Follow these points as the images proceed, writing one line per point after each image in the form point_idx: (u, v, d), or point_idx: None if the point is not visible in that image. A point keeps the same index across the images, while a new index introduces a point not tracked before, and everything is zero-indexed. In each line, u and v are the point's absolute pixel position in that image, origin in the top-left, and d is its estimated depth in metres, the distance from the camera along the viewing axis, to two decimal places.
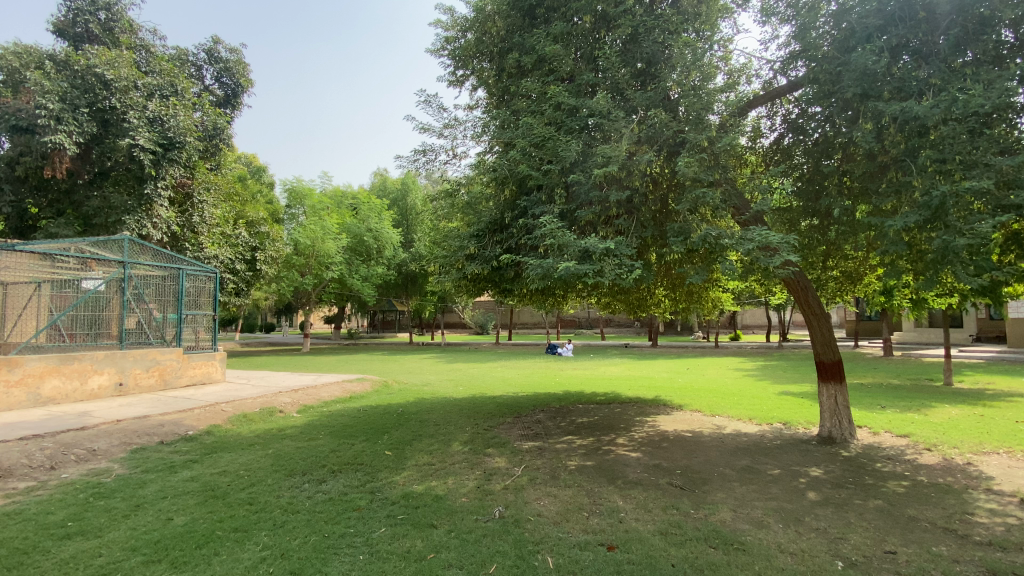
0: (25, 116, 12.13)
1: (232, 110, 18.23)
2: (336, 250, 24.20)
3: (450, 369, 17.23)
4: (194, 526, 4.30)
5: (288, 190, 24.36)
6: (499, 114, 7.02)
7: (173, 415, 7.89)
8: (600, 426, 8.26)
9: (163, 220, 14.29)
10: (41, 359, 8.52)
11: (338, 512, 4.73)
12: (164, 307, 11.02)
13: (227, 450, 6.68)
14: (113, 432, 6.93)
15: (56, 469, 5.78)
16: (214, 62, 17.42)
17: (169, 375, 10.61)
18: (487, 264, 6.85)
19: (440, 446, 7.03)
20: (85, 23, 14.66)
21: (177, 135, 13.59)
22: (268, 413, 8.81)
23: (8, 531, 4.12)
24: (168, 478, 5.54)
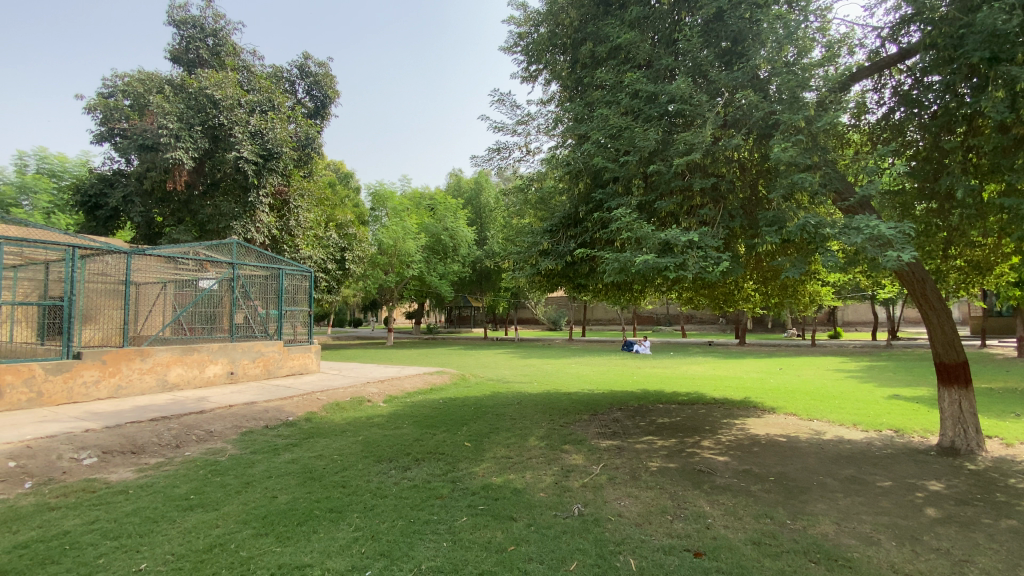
0: (151, 137, 13.78)
1: (322, 120, 19.57)
2: (415, 248, 25.26)
3: (526, 364, 17.38)
4: (295, 505, 4.65)
5: (372, 193, 25.75)
6: (572, 107, 6.93)
7: (275, 402, 8.64)
8: (684, 428, 7.91)
9: (264, 225, 15.69)
10: (167, 349, 9.66)
11: (423, 499, 4.91)
12: (267, 303, 12.05)
13: (322, 436, 7.19)
14: (226, 416, 7.70)
15: (180, 448, 6.53)
16: (305, 77, 18.79)
17: (272, 365, 11.61)
18: (562, 259, 6.76)
19: (518, 440, 7.08)
20: (196, 50, 16.40)
21: (275, 146, 14.86)
22: (358, 403, 9.36)
23: (143, 501, 4.71)
24: (272, 460, 6.06)
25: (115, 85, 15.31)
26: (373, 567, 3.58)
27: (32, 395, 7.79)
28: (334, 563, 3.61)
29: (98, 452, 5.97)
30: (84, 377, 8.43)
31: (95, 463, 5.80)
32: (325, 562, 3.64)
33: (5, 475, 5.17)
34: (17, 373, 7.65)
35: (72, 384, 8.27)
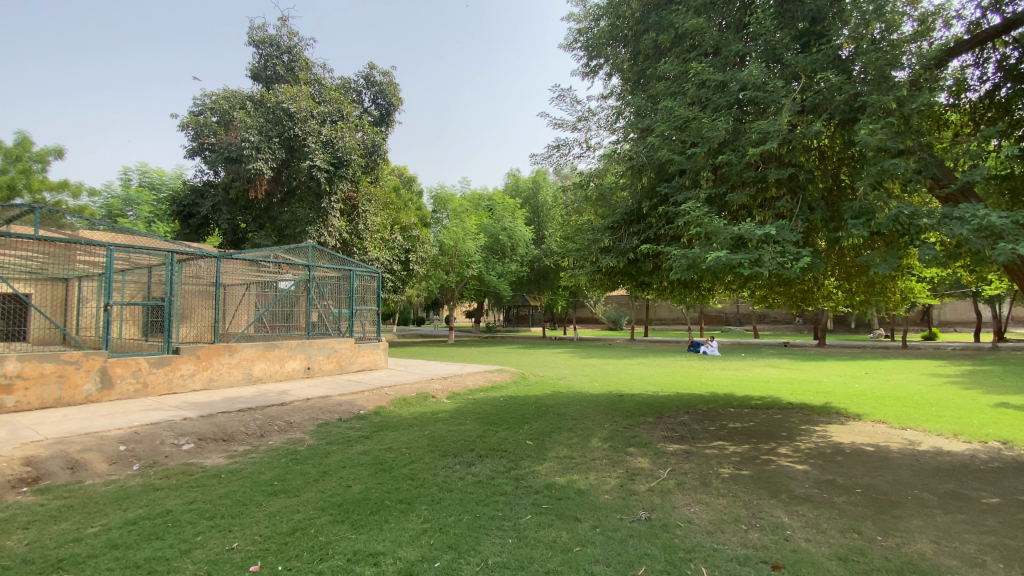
0: (236, 150, 14.92)
1: (386, 127, 20.39)
2: (475, 249, 25.71)
3: (587, 364, 17.19)
4: (368, 495, 4.87)
5: (433, 196, 26.49)
6: (634, 100, 6.78)
7: (347, 396, 9.08)
8: (758, 433, 7.51)
9: (335, 229, 16.59)
10: (252, 346, 10.42)
11: (488, 495, 4.98)
12: (340, 303, 12.69)
13: (391, 430, 7.47)
14: (304, 408, 8.20)
15: (264, 437, 7.03)
16: (370, 86, 19.65)
17: (344, 361, 12.24)
18: (624, 256, 6.61)
19: (581, 441, 7.01)
20: (274, 67, 17.58)
21: (344, 154, 15.68)
22: (423, 399, 9.65)
23: (234, 485, 5.11)
24: (346, 451, 6.38)
25: (204, 103, 16.71)
26: (442, 559, 3.68)
27: (139, 385, 8.67)
28: (405, 553, 3.73)
29: (194, 439, 6.55)
30: (181, 370, 9.27)
31: (191, 448, 6.36)
32: (397, 551, 3.77)
33: (118, 457, 5.79)
34: (126, 366, 8.54)
35: (172, 376, 9.13)
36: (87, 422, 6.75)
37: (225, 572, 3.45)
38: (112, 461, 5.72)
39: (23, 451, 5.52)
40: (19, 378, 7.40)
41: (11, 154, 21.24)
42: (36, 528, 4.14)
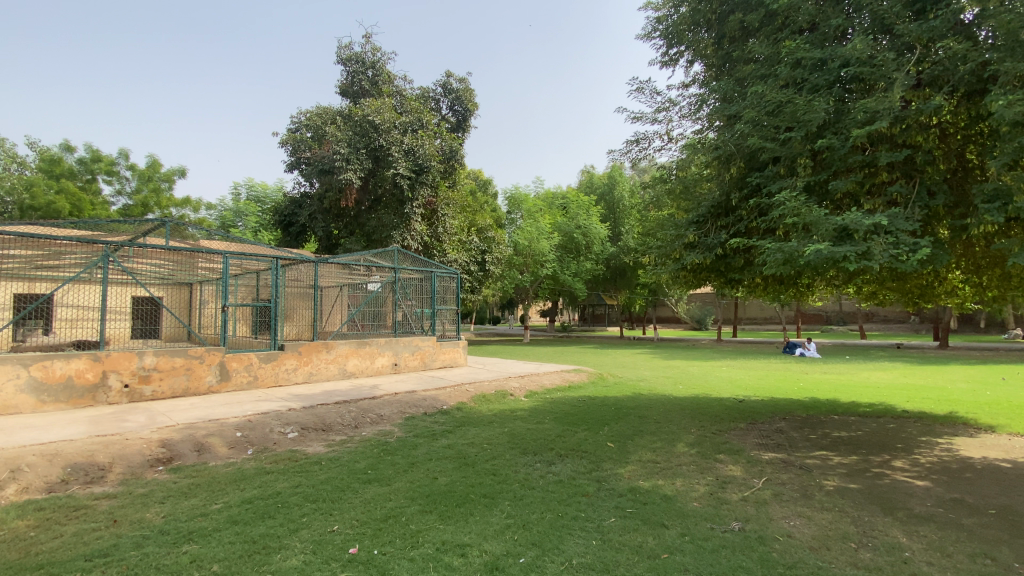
0: (328, 162, 16.10)
1: (463, 133, 21.02)
2: (550, 248, 25.72)
3: (669, 365, 16.56)
4: (454, 487, 5.05)
5: (508, 197, 26.82)
6: (720, 86, 6.45)
7: (432, 392, 9.46)
8: (867, 443, 6.83)
9: (417, 233, 17.40)
10: (346, 343, 11.18)
11: (570, 495, 4.95)
12: (423, 303, 13.24)
13: (473, 426, 7.69)
14: (392, 402, 8.65)
15: (358, 428, 7.52)
16: (447, 94, 20.36)
17: (428, 358, 12.78)
18: (711, 252, 6.28)
19: (665, 445, 6.77)
20: (360, 82, 18.74)
21: (425, 161, 16.40)
22: (503, 396, 9.83)
23: (333, 472, 5.52)
24: (431, 444, 6.66)
25: (300, 121, 18.18)
26: (526, 555, 3.72)
27: (251, 378, 9.62)
28: (490, 547, 3.82)
29: (298, 428, 7.15)
30: (286, 365, 10.16)
31: (296, 437, 6.95)
32: (482, 544, 3.87)
33: (235, 442, 6.46)
34: (240, 360, 9.51)
35: (278, 370, 10.03)
36: (210, 410, 7.60)
37: (327, 551, 3.73)
38: (230, 446, 6.40)
39: (160, 434, 6.33)
40: (155, 370, 8.50)
41: (145, 176, 24.47)
42: (172, 502, 4.74)
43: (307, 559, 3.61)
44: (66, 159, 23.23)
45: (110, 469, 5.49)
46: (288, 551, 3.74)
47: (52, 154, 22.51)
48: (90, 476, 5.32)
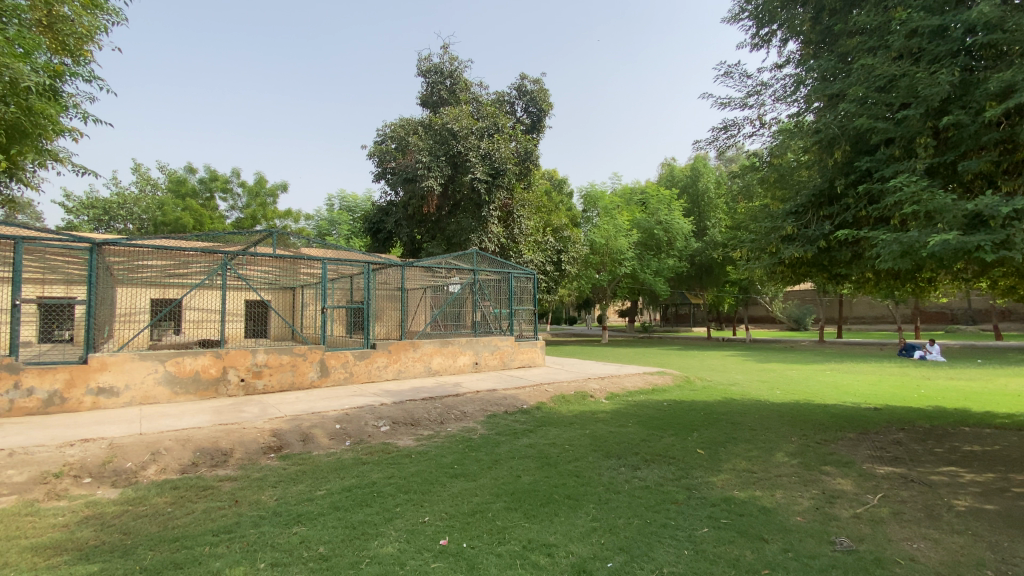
0: (411, 171, 16.89)
1: (538, 134, 21.12)
2: (628, 246, 25.03)
3: (763, 368, 15.47)
4: (537, 486, 5.08)
5: (584, 195, 26.47)
6: (820, 64, 5.92)
7: (512, 391, 9.58)
8: (1008, 460, 5.93)
9: (494, 235, 17.73)
10: (431, 342, 11.65)
11: (658, 502, 4.79)
12: (501, 304, 13.46)
13: (554, 426, 7.68)
14: (475, 400, 8.88)
15: (444, 424, 7.81)
16: (522, 96, 20.57)
17: (507, 358, 12.98)
18: (813, 244, 5.77)
19: (761, 454, 6.34)
20: (438, 91, 19.48)
21: (501, 164, 16.71)
22: (583, 398, 9.73)
23: (422, 466, 5.77)
24: (514, 442, 6.74)
25: (385, 133, 19.21)
26: (614, 559, 3.64)
27: (347, 374, 10.34)
28: (577, 548, 3.79)
29: (389, 422, 7.57)
30: (377, 362, 10.80)
31: (387, 430, 7.36)
32: (569, 545, 3.85)
33: (334, 433, 6.97)
34: (338, 358, 10.25)
35: (370, 367, 10.69)
36: (312, 404, 8.28)
37: (420, 541, 3.90)
38: (330, 437, 6.91)
39: (272, 425, 6.99)
40: (266, 366, 9.40)
41: (254, 192, 27.15)
42: (282, 487, 5.21)
43: (402, 547, 3.80)
44: (190, 180, 26.40)
45: (231, 454, 6.15)
46: (384, 538, 3.96)
47: (179, 176, 25.68)
48: (215, 460, 6.00)
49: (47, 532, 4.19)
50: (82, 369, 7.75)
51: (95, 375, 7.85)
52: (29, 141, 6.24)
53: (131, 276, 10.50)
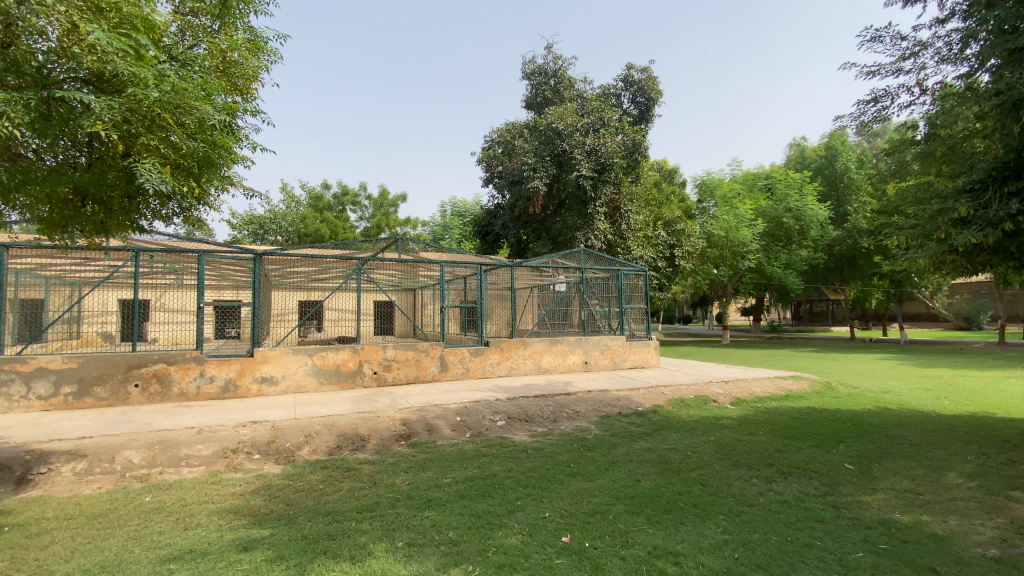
0: (517, 173, 17.24)
1: (647, 124, 20.34)
2: (752, 237, 23.02)
3: (922, 374, 13.29)
4: (660, 492, 4.88)
5: (698, 185, 24.88)
6: (998, 11, 4.96)
7: (626, 392, 9.34)
8: None
9: (601, 232, 17.53)
10: (541, 341, 11.81)
11: (799, 519, 4.33)
12: (610, 302, 13.20)
13: (674, 430, 7.33)
14: (588, 399, 8.80)
15: (557, 421, 7.86)
16: (629, 87, 19.95)
17: (618, 358, 12.69)
18: (996, 228, 4.81)
19: (928, 473, 5.44)
20: (543, 92, 19.65)
21: (608, 159, 16.42)
22: (703, 402, 9.16)
23: (539, 462, 5.86)
24: (631, 445, 6.57)
25: (492, 138, 19.83)
26: None
27: (464, 370, 10.88)
28: (708, 560, 3.58)
29: (505, 417, 7.80)
30: (490, 359, 11.21)
31: (504, 425, 7.59)
32: (698, 556, 3.64)
33: (455, 425, 7.37)
34: (455, 354, 10.82)
35: (484, 363, 11.12)
36: (435, 397, 8.83)
37: (542, 536, 3.96)
38: (452, 428, 7.32)
39: (401, 415, 7.59)
40: (394, 361, 10.22)
41: (378, 203, 29.69)
42: (413, 472, 5.63)
43: (525, 540, 3.89)
44: (326, 195, 29.65)
45: (368, 439, 6.80)
46: (508, 530, 4.09)
47: (317, 192, 28.95)
48: (354, 444, 6.67)
49: (229, 498, 4.97)
50: (248, 361, 9.09)
51: (258, 366, 9.14)
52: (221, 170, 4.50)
53: (283, 281, 12.04)
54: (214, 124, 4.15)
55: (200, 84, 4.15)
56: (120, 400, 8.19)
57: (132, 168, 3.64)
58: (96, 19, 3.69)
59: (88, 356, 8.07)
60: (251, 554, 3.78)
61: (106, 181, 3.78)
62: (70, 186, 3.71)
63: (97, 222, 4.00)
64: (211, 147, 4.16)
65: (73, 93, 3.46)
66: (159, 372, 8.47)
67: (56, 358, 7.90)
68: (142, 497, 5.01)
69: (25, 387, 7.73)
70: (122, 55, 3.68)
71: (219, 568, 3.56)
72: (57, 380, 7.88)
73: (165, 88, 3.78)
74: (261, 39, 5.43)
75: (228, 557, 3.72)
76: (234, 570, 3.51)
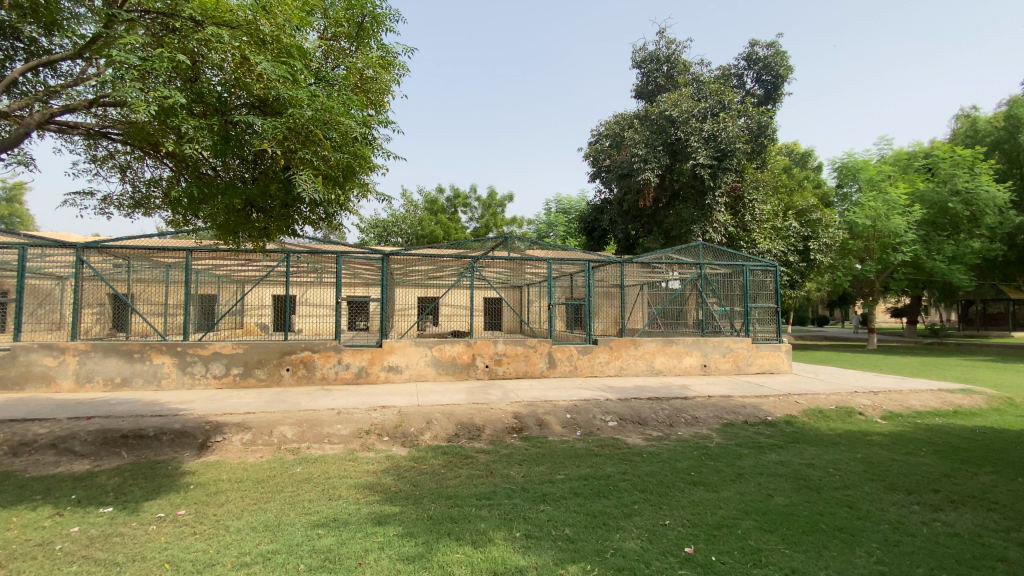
0: (627, 165, 16.70)
1: (774, 104, 18.56)
2: (906, 226, 19.88)
3: None
4: (796, 511, 4.41)
5: (836, 168, 22.09)
6: None
7: (752, 399, 8.60)
8: None
9: (721, 224, 16.36)
10: (653, 341, 11.35)
11: (974, 556, 3.65)
12: (733, 300, 12.29)
13: (810, 444, 6.59)
14: (708, 405, 8.26)
15: (673, 426, 7.49)
16: (753, 65, 18.34)
17: (742, 361, 11.74)
18: None
19: None
20: (654, 79, 18.84)
21: (728, 145, 15.24)
22: (846, 414, 8.11)
23: (656, 467, 5.63)
24: (760, 456, 6.03)
25: (600, 132, 19.44)
26: None
27: (573, 367, 10.84)
28: None
29: (617, 417, 7.61)
30: (600, 358, 11.03)
31: (616, 426, 7.42)
32: None
33: (567, 422, 7.36)
34: (564, 351, 10.82)
35: (593, 362, 10.98)
36: (546, 393, 8.91)
37: (663, 544, 3.79)
38: (563, 425, 7.32)
39: (513, 408, 7.77)
40: (504, 356, 10.51)
41: (487, 203, 30.74)
42: (527, 465, 5.73)
43: (645, 546, 3.76)
44: (440, 198, 31.41)
45: (483, 429, 7.07)
46: (626, 533, 3.98)
47: (432, 196, 30.80)
48: (470, 433, 6.97)
49: (364, 475, 5.49)
50: (377, 351, 9.94)
51: (385, 356, 9.97)
52: (360, 178, 4.98)
53: (404, 278, 12.96)
54: (355, 136, 4.61)
55: (343, 101, 4.61)
56: (275, 381, 9.45)
57: (292, 180, 4.18)
58: (261, 51, 4.27)
59: (251, 343, 9.43)
60: (384, 528, 4.12)
61: (269, 192, 4.36)
62: (242, 198, 4.32)
63: (261, 228, 4.64)
64: (353, 158, 4.61)
65: (246, 117, 4.05)
66: (305, 358, 9.62)
67: (228, 345, 9.32)
68: (295, 468, 5.72)
69: (204, 367, 9.23)
70: (283, 80, 4.22)
71: (358, 537, 3.94)
72: (228, 362, 9.31)
73: (317, 106, 4.26)
74: (392, 55, 5.87)
75: (366, 528, 4.10)
76: (371, 541, 3.85)
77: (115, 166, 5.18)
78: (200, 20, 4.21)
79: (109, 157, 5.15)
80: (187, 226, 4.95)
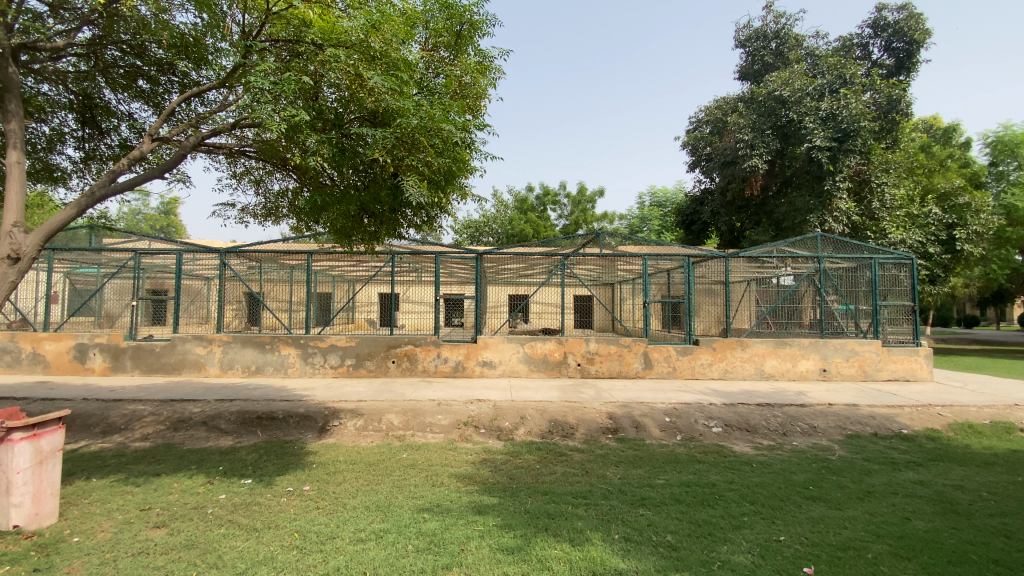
0: (731, 152, 15.65)
1: (908, 74, 16.34)
2: None
3: None
4: (940, 538, 3.84)
5: (990, 143, 18.87)
6: None
7: (883, 409, 7.64)
8: None
9: (842, 212, 14.73)
10: (763, 342, 10.51)
11: None
12: (857, 298, 11.02)
13: (957, 463, 5.71)
14: (828, 414, 7.48)
15: (787, 436, 6.89)
16: (881, 32, 16.26)
17: (870, 367, 10.47)
18: None
19: None
20: (761, 58, 17.43)
21: (851, 124, 13.63)
22: (1005, 431, 6.91)
23: (766, 478, 5.22)
24: (893, 474, 5.34)
25: (699, 119, 18.40)
26: None
27: (671, 368, 10.41)
28: None
29: (722, 423, 7.18)
30: (701, 359, 10.47)
31: (721, 432, 7.00)
32: None
33: (666, 425, 7.09)
34: (661, 351, 10.42)
35: (694, 364, 10.44)
36: (642, 393, 8.64)
37: (777, 561, 3.51)
38: (661, 428, 7.06)
39: (608, 408, 7.64)
40: (598, 354, 10.37)
41: (577, 200, 30.49)
42: (624, 467, 5.61)
43: (756, 562, 3.50)
44: (530, 197, 31.76)
45: (577, 428, 7.03)
46: (734, 546, 3.74)
47: (523, 195, 31.26)
48: (565, 431, 6.97)
49: (464, 464, 5.73)
50: (473, 347, 10.29)
51: (480, 352, 10.30)
52: (460, 181, 5.22)
53: (497, 276, 13.29)
54: (456, 141, 4.82)
55: (443, 107, 4.84)
56: (382, 372, 10.18)
57: (401, 185, 4.49)
58: (372, 66, 4.62)
59: (361, 337, 10.22)
60: (484, 517, 4.27)
61: (379, 198, 4.71)
62: (356, 204, 4.70)
63: (372, 232, 5.00)
64: (453, 162, 4.83)
65: (360, 130, 4.42)
66: (409, 352, 10.24)
67: (342, 338, 10.22)
68: (401, 454, 6.12)
69: (322, 358, 10.20)
70: (391, 92, 4.54)
71: (459, 524, 4.12)
72: (342, 354, 10.20)
73: (421, 115, 4.54)
74: (488, 59, 6.04)
75: (467, 516, 4.28)
76: (472, 529, 4.01)
77: (250, 180, 5.89)
78: (320, 44, 4.70)
79: (246, 172, 5.86)
80: (308, 231, 5.48)
